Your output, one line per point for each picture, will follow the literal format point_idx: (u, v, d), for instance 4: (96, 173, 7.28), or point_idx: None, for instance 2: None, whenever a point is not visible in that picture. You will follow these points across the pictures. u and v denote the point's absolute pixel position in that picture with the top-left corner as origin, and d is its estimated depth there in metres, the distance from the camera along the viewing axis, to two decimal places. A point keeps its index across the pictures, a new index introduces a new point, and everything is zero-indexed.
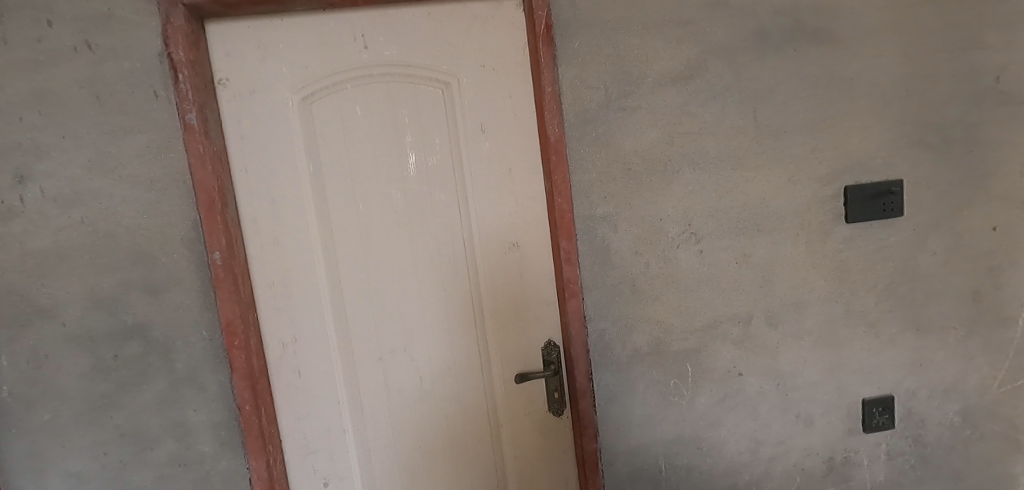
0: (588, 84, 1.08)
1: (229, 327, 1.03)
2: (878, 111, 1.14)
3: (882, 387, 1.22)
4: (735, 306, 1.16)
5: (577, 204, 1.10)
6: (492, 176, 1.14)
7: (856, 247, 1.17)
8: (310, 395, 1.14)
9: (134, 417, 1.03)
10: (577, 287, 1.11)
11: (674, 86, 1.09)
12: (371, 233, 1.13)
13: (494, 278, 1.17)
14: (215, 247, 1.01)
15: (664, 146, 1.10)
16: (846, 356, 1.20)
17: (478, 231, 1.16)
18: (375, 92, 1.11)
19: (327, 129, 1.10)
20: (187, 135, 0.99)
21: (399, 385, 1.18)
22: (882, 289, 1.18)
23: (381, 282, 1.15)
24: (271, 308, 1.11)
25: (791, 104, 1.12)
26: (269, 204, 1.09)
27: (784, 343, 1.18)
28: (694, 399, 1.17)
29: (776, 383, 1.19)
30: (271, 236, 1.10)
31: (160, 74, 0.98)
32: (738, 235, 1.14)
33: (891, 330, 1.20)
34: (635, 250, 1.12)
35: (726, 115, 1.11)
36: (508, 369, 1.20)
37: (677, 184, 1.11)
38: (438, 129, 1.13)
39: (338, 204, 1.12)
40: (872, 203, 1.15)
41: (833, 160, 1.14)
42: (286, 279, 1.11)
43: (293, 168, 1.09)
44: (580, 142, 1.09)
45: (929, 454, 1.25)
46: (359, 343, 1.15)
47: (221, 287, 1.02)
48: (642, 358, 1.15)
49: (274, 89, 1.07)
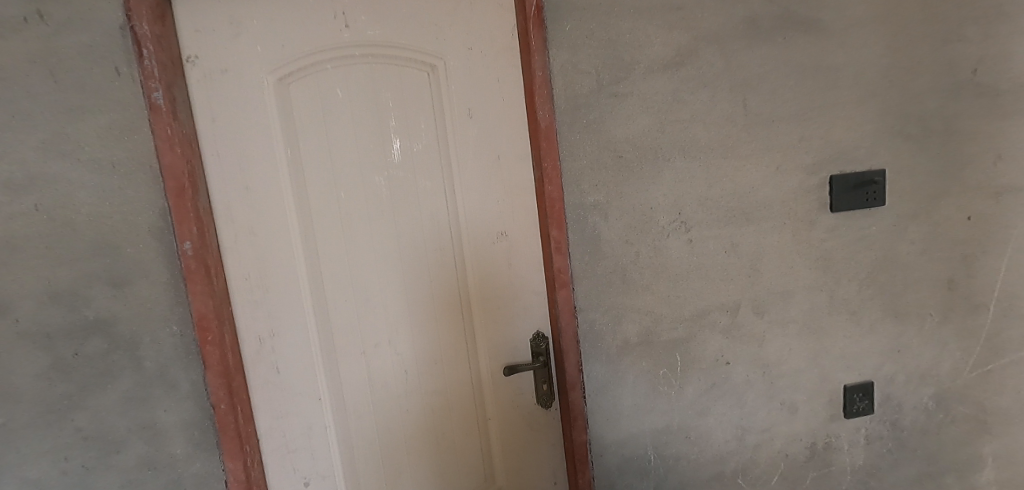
0: (580, 69, 1.05)
1: (203, 322, 0.97)
2: (863, 101, 1.15)
3: (863, 374, 1.24)
4: (723, 295, 1.16)
5: (568, 192, 1.08)
6: (480, 164, 1.11)
7: (840, 236, 1.18)
8: (291, 392, 1.09)
9: (98, 419, 0.96)
10: (567, 277, 1.09)
11: (666, 73, 1.08)
12: (353, 221, 1.08)
13: (482, 268, 1.14)
14: (186, 236, 0.95)
15: (655, 134, 1.09)
16: (829, 343, 1.21)
17: (466, 220, 1.12)
18: (357, 74, 1.05)
19: (306, 112, 1.04)
20: (154, 116, 0.92)
21: (383, 380, 1.14)
22: (864, 278, 1.20)
23: (365, 273, 1.10)
24: (248, 302, 1.06)
25: (780, 93, 1.12)
26: (244, 192, 1.03)
27: (770, 332, 1.19)
28: (683, 388, 1.17)
29: (762, 371, 1.20)
30: (246, 225, 1.04)
31: (123, 49, 0.90)
32: (727, 225, 1.14)
33: (872, 317, 1.22)
34: (626, 239, 1.11)
35: (716, 104, 1.10)
36: (496, 361, 1.18)
37: (668, 173, 1.10)
38: (423, 114, 1.09)
39: (319, 191, 1.06)
40: (856, 193, 1.16)
41: (819, 150, 1.15)
42: (264, 270, 1.06)
43: (270, 154, 1.03)
44: (571, 128, 1.06)
45: (904, 438, 1.28)
46: (341, 336, 1.11)
47: (193, 280, 0.96)
48: (631, 348, 1.14)
49: (249, 69, 1.01)
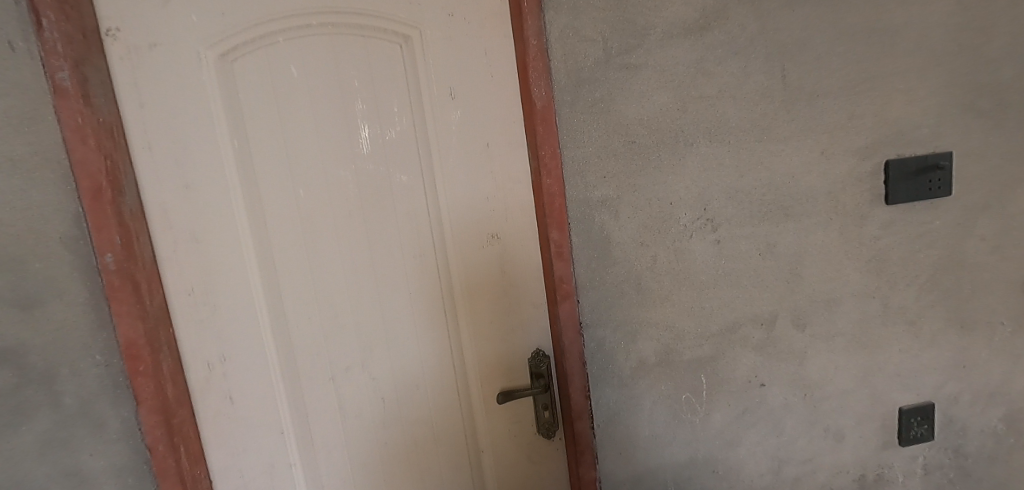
0: (583, 35, 0.86)
1: (131, 349, 0.81)
2: (927, 69, 0.95)
3: (921, 394, 1.05)
4: (757, 306, 0.98)
5: (570, 186, 0.90)
6: (465, 153, 0.93)
7: (896, 233, 0.99)
8: (248, 426, 0.93)
9: (10, 467, 0.80)
10: (570, 288, 0.92)
11: (687, 39, 0.89)
12: (315, 225, 0.91)
13: (471, 276, 0.97)
14: (106, 247, 0.79)
15: (675, 114, 0.90)
16: (882, 359, 1.03)
17: (450, 221, 0.95)
18: (315, 48, 0.88)
19: (254, 94, 0.87)
20: (59, 101, 0.76)
21: (357, 410, 0.97)
22: (924, 282, 1.01)
23: (331, 285, 0.93)
24: (192, 321, 0.89)
25: (826, 61, 0.92)
26: (182, 191, 0.86)
27: (813, 347, 1.00)
28: (710, 415, 0.99)
29: (803, 394, 1.02)
30: (186, 231, 0.87)
31: (17, 18, 0.74)
32: (761, 222, 0.95)
33: (932, 328, 1.03)
34: (640, 241, 0.93)
35: (750, 75, 0.91)
36: (489, 384, 1.01)
37: (691, 161, 0.91)
38: (397, 94, 0.91)
39: (274, 189, 0.89)
40: (917, 180, 0.96)
41: (873, 130, 0.95)
42: (210, 284, 0.89)
43: (212, 146, 0.87)
44: (572, 109, 0.88)
45: (968, 466, 1.10)
46: (305, 360, 0.94)
47: (118, 299, 0.80)
48: (648, 370, 0.96)
49: (183, 43, 0.84)
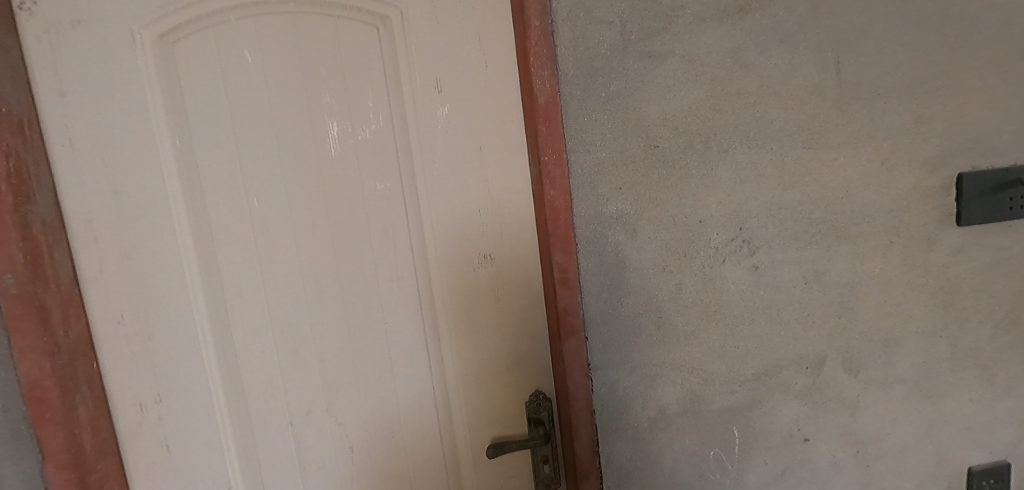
0: (596, 17, 0.71)
1: (37, 390, 0.66)
2: (1010, 64, 0.78)
3: (995, 453, 0.88)
4: (801, 346, 0.81)
5: (579, 200, 0.74)
6: (453, 158, 0.78)
7: (968, 261, 0.82)
8: (189, 480, 0.79)
9: None
10: (577, 322, 0.76)
11: (723, 22, 0.73)
12: (271, 242, 0.76)
13: (458, 303, 0.81)
14: (4, 266, 0.63)
15: (707, 114, 0.74)
16: (949, 411, 0.86)
17: (434, 239, 0.80)
18: (273, 29, 0.73)
19: (200, 83, 0.72)
20: None
21: (319, 462, 0.82)
22: (1000, 319, 0.84)
23: (291, 313, 0.78)
24: (121, 355, 0.74)
25: (890, 52, 0.76)
26: (111, 199, 0.72)
27: (867, 395, 0.84)
28: (743, 475, 0.83)
29: (854, 451, 0.85)
30: (116, 247, 0.72)
31: None
32: (808, 245, 0.79)
33: (1009, 374, 0.86)
34: (663, 266, 0.77)
35: (797, 68, 0.75)
36: (480, 432, 0.85)
37: (725, 170, 0.76)
38: (372, 86, 0.76)
39: (222, 198, 0.75)
40: (994, 198, 0.80)
41: (944, 138, 0.79)
42: (144, 310, 0.74)
43: (148, 145, 0.72)
44: (582, 106, 0.72)
45: None
46: (259, 402, 0.79)
47: (20, 330, 0.65)
48: (669, 421, 0.80)
49: (114, 20, 0.69)
